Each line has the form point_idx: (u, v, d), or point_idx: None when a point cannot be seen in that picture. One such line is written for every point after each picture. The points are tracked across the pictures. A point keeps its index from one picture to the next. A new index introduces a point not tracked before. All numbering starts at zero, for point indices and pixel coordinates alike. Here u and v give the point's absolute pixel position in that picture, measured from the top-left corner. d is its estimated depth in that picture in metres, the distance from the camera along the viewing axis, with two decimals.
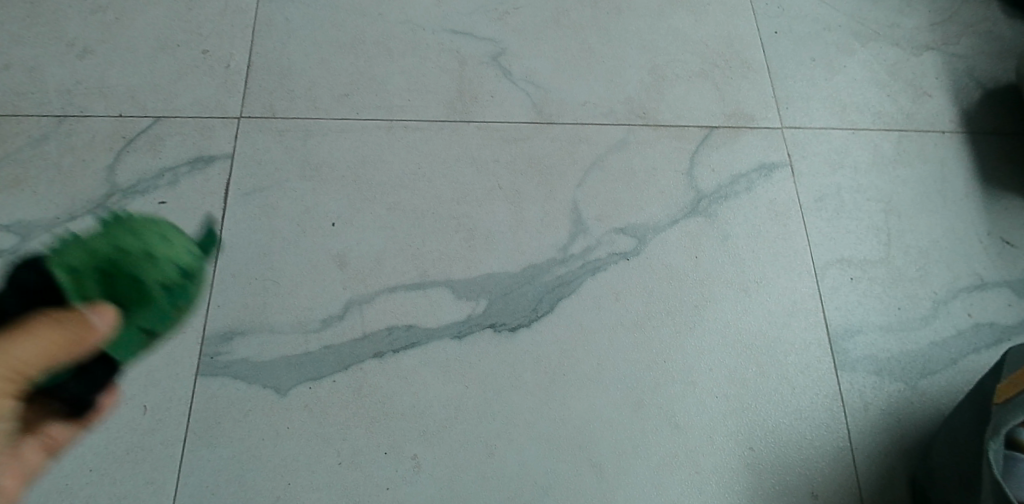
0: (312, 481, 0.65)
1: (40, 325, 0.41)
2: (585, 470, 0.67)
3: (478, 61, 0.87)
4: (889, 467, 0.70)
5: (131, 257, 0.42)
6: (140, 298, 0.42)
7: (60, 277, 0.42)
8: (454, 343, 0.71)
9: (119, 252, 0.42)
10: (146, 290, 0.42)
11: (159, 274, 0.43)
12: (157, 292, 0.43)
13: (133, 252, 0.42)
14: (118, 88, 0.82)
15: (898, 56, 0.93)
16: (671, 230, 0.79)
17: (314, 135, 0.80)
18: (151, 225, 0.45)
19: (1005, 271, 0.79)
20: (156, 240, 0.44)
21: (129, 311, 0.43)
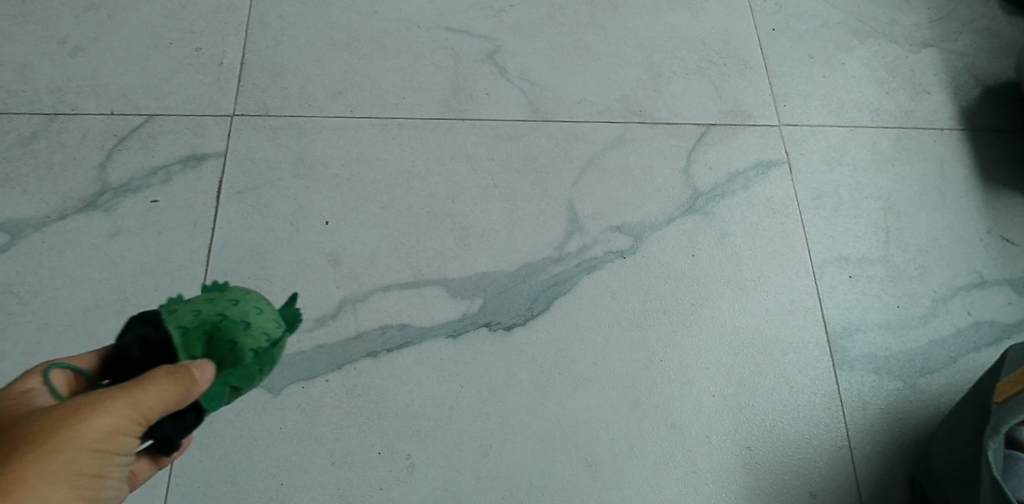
0: (304, 481, 0.64)
1: (161, 374, 0.40)
2: (581, 470, 0.67)
3: (474, 59, 0.86)
4: (888, 467, 0.69)
5: (234, 321, 0.43)
6: (235, 358, 0.43)
7: (170, 334, 0.42)
8: (448, 343, 0.71)
9: (224, 316, 0.43)
10: (240, 352, 0.43)
11: (254, 338, 0.43)
12: (250, 357, 0.43)
13: (235, 314, 0.43)
14: (110, 86, 0.81)
15: (897, 53, 0.92)
16: (668, 228, 0.79)
17: (308, 132, 0.80)
18: (243, 291, 0.46)
19: (1005, 269, 0.78)
20: (256, 308, 0.44)
21: (222, 370, 0.43)
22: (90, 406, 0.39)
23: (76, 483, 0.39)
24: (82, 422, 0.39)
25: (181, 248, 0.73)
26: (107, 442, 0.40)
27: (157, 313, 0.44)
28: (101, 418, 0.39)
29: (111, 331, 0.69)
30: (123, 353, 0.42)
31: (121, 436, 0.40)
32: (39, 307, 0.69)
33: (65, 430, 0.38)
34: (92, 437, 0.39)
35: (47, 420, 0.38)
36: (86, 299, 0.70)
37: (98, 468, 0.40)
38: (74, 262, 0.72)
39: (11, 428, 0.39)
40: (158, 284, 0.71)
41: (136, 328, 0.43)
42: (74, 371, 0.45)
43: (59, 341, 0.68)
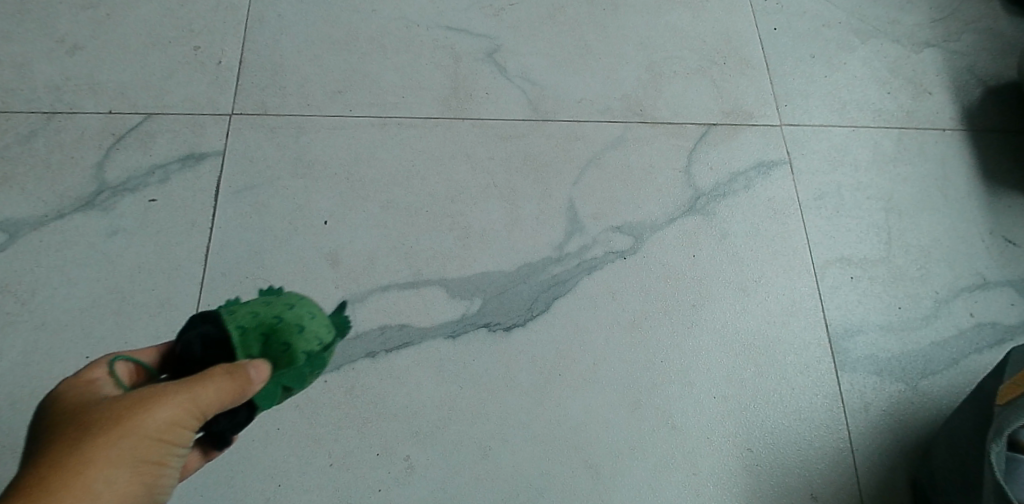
0: (302, 482, 0.64)
1: (219, 373, 0.44)
2: (581, 471, 0.66)
3: (474, 58, 0.86)
4: (890, 469, 0.69)
5: (288, 324, 0.47)
6: (289, 358, 0.47)
7: (229, 333, 0.46)
8: (448, 343, 0.70)
9: (281, 319, 0.47)
10: (293, 353, 0.47)
11: (307, 341, 0.47)
12: (302, 358, 0.47)
13: (289, 318, 0.47)
14: (108, 84, 0.81)
15: (898, 53, 0.92)
16: (669, 228, 0.78)
17: (306, 132, 0.79)
18: (296, 298, 0.50)
19: (1007, 270, 0.78)
20: (308, 313, 0.49)
21: (276, 369, 0.47)
22: (154, 398, 0.43)
23: (138, 470, 0.43)
24: (147, 412, 0.43)
25: (178, 248, 0.73)
26: (169, 432, 0.44)
27: (219, 314, 0.48)
28: (163, 409, 0.43)
29: (108, 331, 0.68)
30: (185, 349, 0.46)
31: (181, 427, 0.44)
32: (35, 306, 0.69)
33: (130, 419, 0.42)
34: (155, 427, 0.43)
35: (116, 409, 0.43)
36: (83, 298, 0.70)
37: (159, 456, 0.44)
38: (71, 262, 0.71)
39: (84, 414, 0.43)
40: (155, 284, 0.71)
41: (198, 326, 0.47)
42: (136, 362, 0.49)
43: (56, 340, 0.68)
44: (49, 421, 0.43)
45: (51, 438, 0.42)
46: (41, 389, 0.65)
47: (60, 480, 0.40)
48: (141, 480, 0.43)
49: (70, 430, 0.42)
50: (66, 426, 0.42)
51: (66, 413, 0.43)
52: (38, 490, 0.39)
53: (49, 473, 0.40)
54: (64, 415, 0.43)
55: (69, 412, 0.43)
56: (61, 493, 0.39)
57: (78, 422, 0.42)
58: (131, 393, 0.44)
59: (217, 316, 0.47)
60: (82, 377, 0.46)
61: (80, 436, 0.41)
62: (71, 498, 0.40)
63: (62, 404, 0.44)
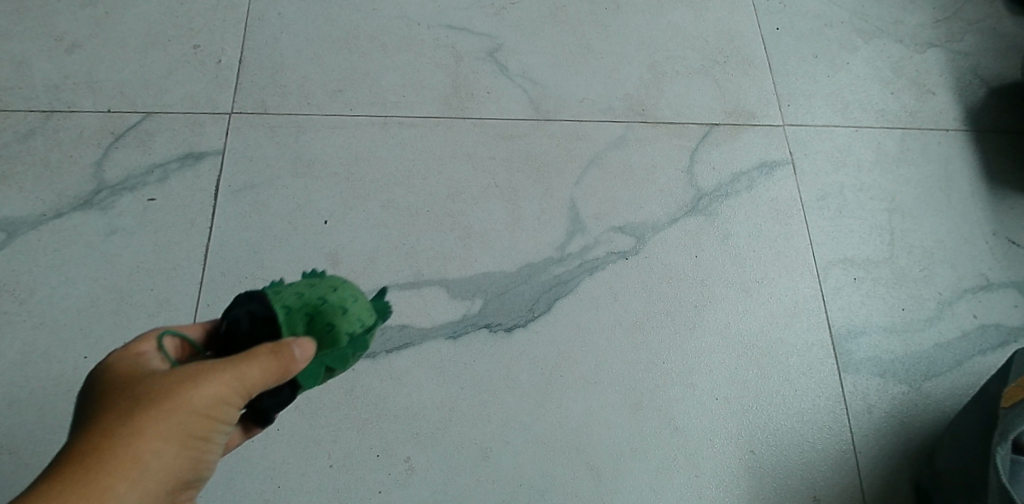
0: (302, 483, 0.63)
1: (266, 351, 0.42)
2: (582, 473, 0.66)
3: (475, 57, 0.85)
4: (894, 471, 0.68)
5: (332, 306, 0.45)
6: (331, 341, 0.45)
7: (275, 312, 0.45)
8: (448, 344, 0.70)
9: (325, 300, 0.45)
10: (336, 334, 0.45)
11: (351, 323, 0.45)
12: (345, 340, 0.45)
13: (332, 300, 0.45)
14: (108, 83, 0.80)
15: (902, 53, 0.91)
16: (671, 229, 0.78)
17: (307, 131, 0.79)
18: (342, 281, 0.48)
19: (1011, 272, 0.77)
20: (353, 298, 0.47)
21: (319, 350, 0.45)
22: (202, 374, 0.42)
23: (183, 445, 0.42)
24: (194, 388, 0.41)
25: (178, 247, 0.72)
26: (215, 409, 0.42)
27: (265, 294, 0.46)
28: (210, 386, 0.42)
29: (107, 331, 0.68)
30: (234, 325, 0.45)
31: (227, 405, 0.43)
32: (34, 306, 0.69)
33: (177, 394, 0.41)
34: (201, 404, 0.42)
35: (163, 384, 0.42)
36: (81, 298, 0.69)
37: (205, 432, 0.43)
38: (70, 261, 0.71)
39: (132, 386, 0.42)
40: (154, 283, 0.70)
41: (245, 304, 0.46)
42: (184, 339, 0.48)
43: (54, 340, 0.67)
44: (98, 391, 0.43)
45: (100, 408, 0.41)
46: (39, 389, 0.65)
47: (107, 452, 0.39)
48: (186, 455, 0.42)
49: (118, 401, 0.41)
50: (115, 397, 0.41)
51: (115, 384, 0.42)
52: (87, 462, 0.38)
53: (98, 444, 0.39)
54: (113, 386, 0.42)
55: (117, 383, 0.42)
56: (108, 465, 0.38)
57: (126, 394, 0.41)
58: (178, 368, 0.43)
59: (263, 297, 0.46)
60: (132, 350, 0.45)
61: (128, 408, 0.41)
62: (118, 471, 0.39)
63: (110, 376, 0.43)
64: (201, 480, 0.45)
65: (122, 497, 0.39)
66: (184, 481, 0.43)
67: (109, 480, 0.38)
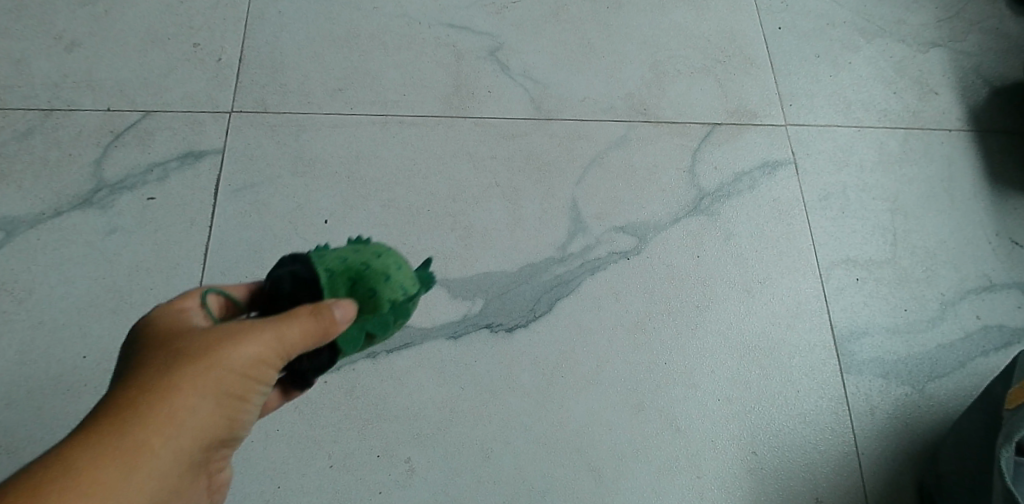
0: (302, 484, 0.63)
1: (304, 313, 0.42)
2: (584, 474, 0.65)
3: (476, 56, 0.85)
4: (896, 473, 0.68)
5: (374, 271, 0.45)
6: (373, 306, 0.44)
7: (318, 274, 0.45)
8: (449, 344, 0.69)
9: (367, 264, 0.45)
10: (378, 301, 0.44)
11: (393, 290, 0.44)
12: (387, 306, 0.44)
13: (374, 265, 0.45)
14: (107, 81, 0.80)
15: (904, 53, 0.91)
16: (673, 228, 0.77)
17: (307, 130, 0.79)
18: (385, 247, 0.47)
19: (1014, 272, 0.77)
20: (396, 264, 0.46)
21: (361, 315, 0.45)
22: (241, 333, 0.42)
23: (219, 405, 0.42)
24: (234, 347, 0.42)
25: (177, 246, 0.72)
26: (253, 369, 0.43)
27: (311, 257, 0.47)
28: (249, 346, 0.42)
29: (106, 330, 0.68)
30: (276, 285, 0.45)
31: (266, 366, 0.43)
32: (33, 305, 0.68)
33: (216, 353, 0.42)
34: (238, 364, 0.42)
35: (204, 340, 0.42)
36: (80, 297, 0.69)
37: (241, 391, 0.43)
38: (69, 260, 0.71)
39: (173, 340, 0.43)
40: (154, 283, 0.70)
41: (290, 266, 0.46)
42: (228, 298, 0.49)
43: (53, 339, 0.67)
44: (139, 344, 0.43)
45: (141, 361, 0.42)
46: (37, 388, 0.64)
47: (146, 406, 0.39)
48: (221, 414, 0.43)
49: (158, 355, 0.42)
50: (156, 351, 0.42)
51: (156, 339, 0.43)
52: (125, 413, 0.39)
53: (137, 398, 0.40)
54: (155, 340, 0.43)
55: (158, 337, 0.43)
56: (146, 417, 0.39)
57: (166, 348, 0.42)
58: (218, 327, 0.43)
59: (307, 260, 0.46)
60: (176, 305, 0.46)
61: (169, 363, 0.41)
62: (155, 423, 0.39)
63: (153, 328, 0.44)
64: (235, 438, 0.46)
65: (158, 452, 0.39)
66: (220, 438, 0.44)
67: (146, 432, 0.39)
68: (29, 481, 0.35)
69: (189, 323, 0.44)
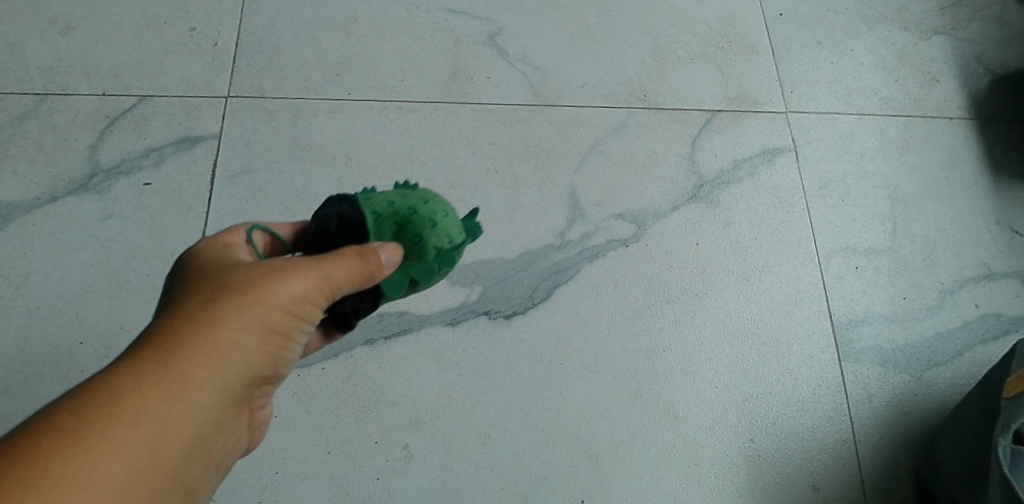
0: (299, 470, 0.63)
1: (351, 253, 0.43)
2: (581, 461, 0.65)
3: (474, 41, 0.84)
4: (893, 461, 0.68)
5: (422, 218, 0.45)
6: (419, 252, 0.45)
7: (365, 216, 0.46)
8: (447, 330, 0.69)
9: (415, 210, 0.46)
10: (424, 247, 0.45)
11: (439, 238, 0.45)
12: (432, 254, 0.45)
13: (421, 212, 0.45)
14: (103, 66, 0.79)
15: (906, 40, 0.90)
16: (672, 216, 0.77)
17: (304, 115, 0.78)
18: (432, 195, 0.48)
19: (1013, 261, 0.77)
20: (442, 213, 0.47)
21: (405, 260, 0.45)
22: (288, 269, 0.43)
23: (262, 340, 0.42)
24: (279, 283, 0.42)
25: (174, 232, 0.72)
26: (297, 306, 0.43)
27: (358, 199, 0.47)
28: (294, 282, 0.42)
29: (103, 316, 0.67)
30: (322, 225, 0.46)
31: (309, 304, 0.44)
32: (29, 291, 0.68)
33: (261, 288, 0.42)
34: (282, 300, 0.42)
35: (250, 276, 0.42)
36: (77, 283, 0.69)
37: (285, 328, 0.43)
38: (66, 246, 0.70)
39: (218, 275, 0.43)
40: (150, 269, 0.70)
41: (336, 206, 0.47)
42: (273, 236, 0.49)
43: (49, 325, 0.66)
44: (183, 276, 0.44)
45: (186, 292, 0.42)
46: (35, 373, 0.64)
47: (191, 336, 0.40)
48: (264, 350, 0.43)
49: (204, 288, 0.42)
50: (201, 283, 0.42)
51: (201, 272, 0.43)
52: (171, 343, 0.39)
53: (183, 328, 0.40)
54: (200, 274, 0.43)
55: (203, 270, 0.43)
56: (192, 348, 0.39)
57: (212, 282, 0.42)
58: (263, 263, 0.43)
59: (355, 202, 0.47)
60: (221, 241, 0.46)
61: (214, 296, 0.41)
62: (201, 355, 0.39)
63: (197, 262, 0.44)
64: (276, 377, 0.46)
65: (203, 381, 0.40)
66: (262, 374, 0.44)
67: (192, 364, 0.39)
68: (77, 403, 0.35)
69: (233, 258, 0.45)
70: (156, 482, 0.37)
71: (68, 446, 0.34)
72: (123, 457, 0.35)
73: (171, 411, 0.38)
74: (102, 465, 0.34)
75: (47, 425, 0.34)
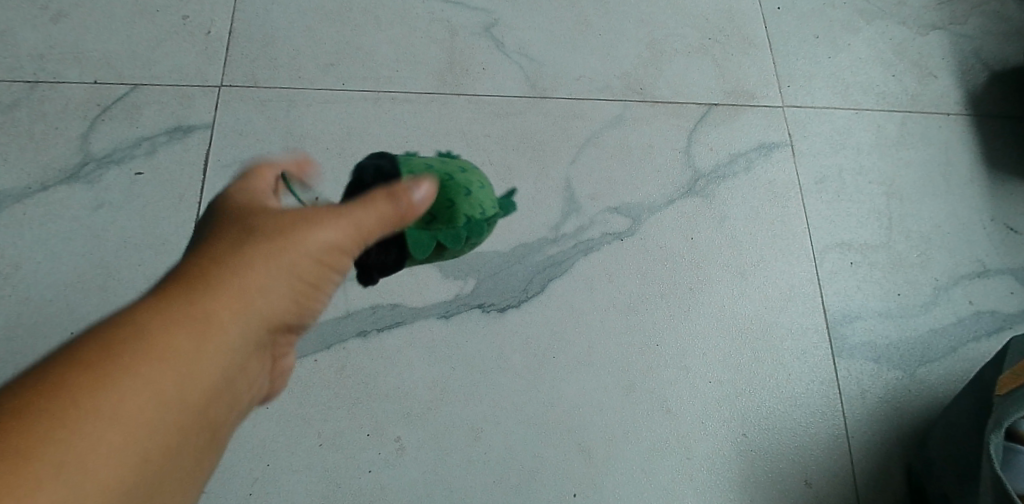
0: (291, 462, 0.63)
1: (383, 199, 0.43)
2: (573, 454, 0.65)
3: (469, 32, 0.83)
4: (885, 457, 0.68)
5: (458, 185, 0.46)
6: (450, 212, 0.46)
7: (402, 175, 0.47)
8: (440, 323, 0.69)
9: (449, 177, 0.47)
10: (455, 212, 0.45)
11: (471, 206, 0.46)
12: (462, 221, 0.46)
13: (456, 179, 0.47)
14: (94, 53, 0.78)
15: (904, 34, 0.90)
16: (667, 210, 0.77)
17: (298, 105, 0.77)
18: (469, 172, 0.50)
19: (1008, 258, 0.77)
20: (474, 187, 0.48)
21: (435, 223, 0.46)
22: (324, 219, 0.43)
23: (291, 287, 0.43)
24: (315, 230, 0.43)
25: (166, 223, 0.71)
26: (328, 255, 0.44)
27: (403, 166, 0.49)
28: (326, 230, 0.43)
29: (94, 306, 0.67)
30: (360, 174, 0.48)
31: (339, 254, 0.44)
32: (19, 280, 0.67)
33: (294, 237, 0.43)
34: (312, 249, 0.43)
35: (286, 223, 0.43)
36: (67, 273, 0.68)
37: (313, 278, 0.44)
38: (56, 235, 0.70)
39: (253, 220, 0.43)
40: (143, 259, 0.69)
41: (378, 161, 0.49)
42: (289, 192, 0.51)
43: (39, 316, 0.66)
44: (214, 219, 0.44)
45: (219, 234, 0.42)
46: (25, 364, 0.64)
47: (230, 275, 0.40)
48: (293, 299, 0.43)
49: (238, 231, 0.42)
50: (234, 226, 0.43)
51: (235, 216, 0.44)
52: (211, 279, 0.39)
53: (221, 266, 0.40)
54: (232, 218, 0.44)
55: (235, 215, 0.44)
56: (231, 286, 0.39)
57: (247, 226, 0.43)
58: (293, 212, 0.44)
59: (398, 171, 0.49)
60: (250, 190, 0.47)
61: (250, 239, 0.42)
62: (239, 292, 0.40)
63: (229, 207, 0.45)
64: (295, 329, 0.46)
65: (239, 320, 0.39)
66: (287, 323, 0.44)
67: (231, 300, 0.39)
68: (116, 330, 0.34)
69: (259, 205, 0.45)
70: (191, 418, 0.36)
71: (113, 369, 0.33)
72: (156, 388, 0.34)
73: (208, 346, 0.37)
74: (144, 396, 0.33)
75: (87, 349, 0.33)
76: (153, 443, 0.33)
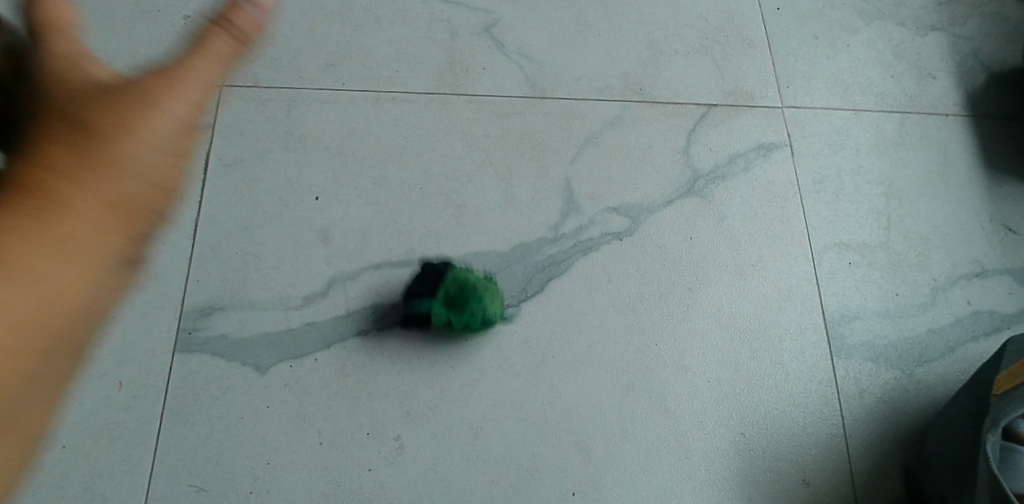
0: (291, 461, 0.63)
1: (216, 52, 0.43)
2: (572, 453, 0.66)
3: (470, 32, 0.84)
4: (882, 457, 0.68)
5: (481, 290, 0.67)
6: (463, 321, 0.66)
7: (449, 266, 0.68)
8: (440, 322, 0.69)
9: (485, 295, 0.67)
10: (471, 310, 0.66)
11: (479, 309, 0.66)
12: (468, 314, 0.66)
13: (483, 289, 0.67)
14: (95, 53, 0.79)
15: (903, 35, 0.90)
16: (666, 210, 0.77)
17: (299, 105, 0.78)
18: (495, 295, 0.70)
19: (1006, 259, 0.77)
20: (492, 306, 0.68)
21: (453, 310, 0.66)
22: (155, 97, 0.41)
23: (144, 172, 0.42)
24: (149, 113, 0.41)
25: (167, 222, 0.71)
26: (173, 137, 0.43)
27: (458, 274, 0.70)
28: (173, 109, 0.42)
29: None
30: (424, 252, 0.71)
31: (186, 133, 0.43)
32: None
33: (137, 116, 0.41)
34: (160, 129, 0.42)
35: (109, 106, 0.41)
36: None
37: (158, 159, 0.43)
38: None
39: (77, 104, 0.41)
40: None
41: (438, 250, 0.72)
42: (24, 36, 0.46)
43: None
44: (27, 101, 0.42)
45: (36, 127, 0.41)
46: None
47: (63, 184, 0.40)
48: (149, 184, 0.42)
49: (61, 123, 0.41)
50: (52, 116, 0.41)
51: (54, 97, 0.41)
52: (44, 192, 0.39)
53: (48, 175, 0.40)
54: (51, 99, 0.41)
55: (54, 97, 0.41)
56: (65, 193, 0.40)
57: (70, 115, 0.41)
58: (131, 83, 0.42)
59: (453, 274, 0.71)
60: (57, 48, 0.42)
61: (77, 134, 0.41)
62: (75, 196, 0.40)
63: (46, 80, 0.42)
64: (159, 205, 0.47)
65: (86, 222, 0.40)
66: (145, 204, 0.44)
67: (69, 206, 0.40)
68: None
69: (89, 73, 0.42)
70: (52, 327, 0.39)
71: None
72: (13, 310, 0.37)
73: (54, 260, 0.39)
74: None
75: None
76: (17, 361, 0.37)
